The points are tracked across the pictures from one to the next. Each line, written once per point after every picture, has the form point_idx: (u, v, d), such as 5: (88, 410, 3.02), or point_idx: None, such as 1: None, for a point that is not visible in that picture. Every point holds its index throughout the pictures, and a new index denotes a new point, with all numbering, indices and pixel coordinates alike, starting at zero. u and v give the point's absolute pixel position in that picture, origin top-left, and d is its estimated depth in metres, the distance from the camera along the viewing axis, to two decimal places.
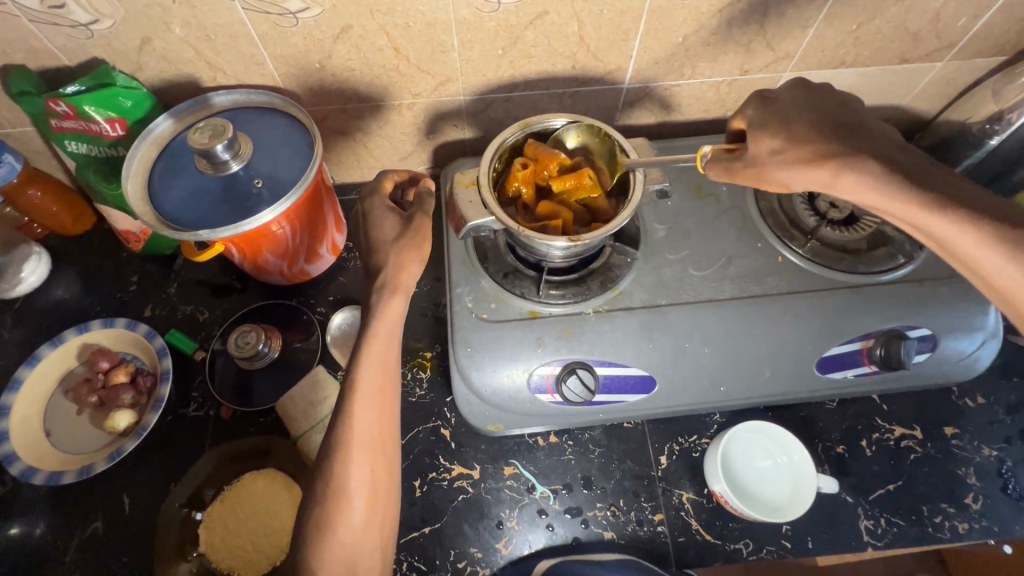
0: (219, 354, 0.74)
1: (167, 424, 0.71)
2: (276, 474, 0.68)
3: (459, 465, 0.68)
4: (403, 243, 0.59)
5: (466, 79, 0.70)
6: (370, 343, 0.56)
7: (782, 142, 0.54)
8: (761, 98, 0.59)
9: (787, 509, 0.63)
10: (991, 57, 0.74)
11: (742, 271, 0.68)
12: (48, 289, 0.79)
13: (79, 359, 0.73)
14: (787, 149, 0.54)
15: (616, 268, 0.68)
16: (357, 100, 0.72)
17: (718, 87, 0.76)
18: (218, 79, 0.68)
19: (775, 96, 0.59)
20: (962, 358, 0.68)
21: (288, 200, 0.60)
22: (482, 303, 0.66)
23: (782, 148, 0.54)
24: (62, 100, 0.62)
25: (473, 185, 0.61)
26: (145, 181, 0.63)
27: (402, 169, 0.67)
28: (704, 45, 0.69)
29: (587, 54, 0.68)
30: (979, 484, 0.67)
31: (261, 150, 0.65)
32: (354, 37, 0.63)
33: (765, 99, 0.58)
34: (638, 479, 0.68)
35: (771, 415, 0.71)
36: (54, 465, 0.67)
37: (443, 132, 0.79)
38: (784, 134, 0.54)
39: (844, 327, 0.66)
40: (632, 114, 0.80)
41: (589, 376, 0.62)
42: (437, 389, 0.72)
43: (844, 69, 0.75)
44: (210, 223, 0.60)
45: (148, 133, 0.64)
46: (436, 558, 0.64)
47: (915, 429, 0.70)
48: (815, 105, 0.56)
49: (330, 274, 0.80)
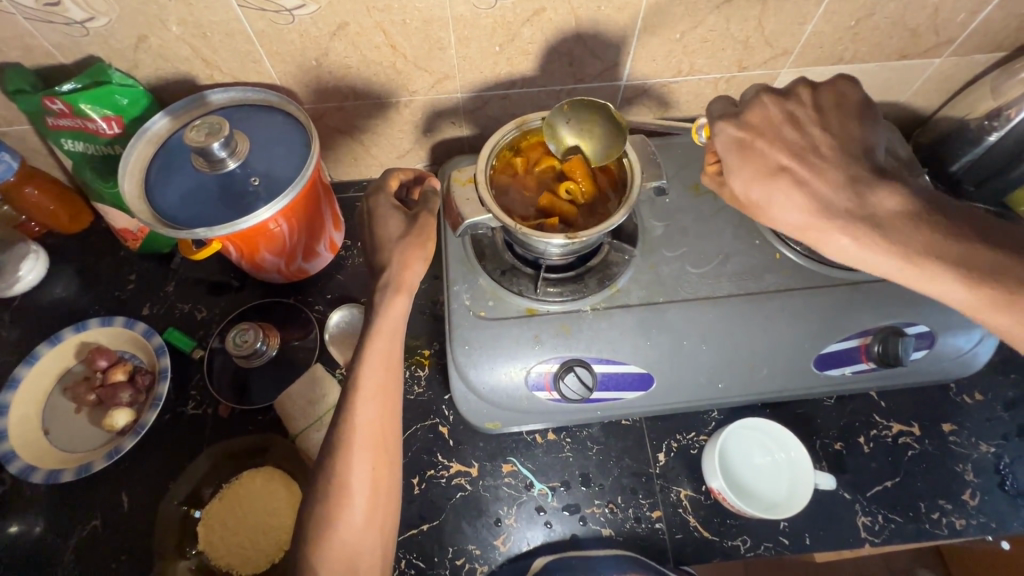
0: (217, 352, 0.74)
1: (166, 422, 0.71)
2: (274, 472, 0.68)
3: (457, 463, 0.68)
4: (409, 241, 0.59)
5: (463, 76, 0.70)
6: (373, 341, 0.56)
7: (774, 198, 0.50)
8: (735, 130, 0.52)
9: (784, 506, 0.63)
10: (990, 53, 0.74)
11: (740, 268, 0.68)
12: (45, 288, 0.79)
13: (77, 358, 0.73)
14: (780, 204, 0.50)
15: (614, 265, 0.67)
16: (355, 97, 0.72)
17: (717, 83, 0.76)
18: (215, 77, 0.67)
19: (755, 123, 0.52)
20: (960, 354, 0.68)
21: (286, 197, 0.60)
22: (480, 300, 0.66)
23: (776, 203, 0.50)
24: (57, 98, 0.62)
25: (470, 183, 0.61)
26: (141, 179, 0.63)
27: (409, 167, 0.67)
28: (702, 42, 0.69)
29: (585, 51, 0.68)
30: (976, 480, 0.67)
31: (258, 148, 0.65)
32: (351, 34, 0.63)
33: (740, 134, 0.52)
34: (636, 476, 0.68)
35: (769, 411, 0.71)
36: (52, 464, 0.67)
37: (441, 130, 0.79)
38: (777, 188, 0.50)
39: (841, 324, 0.65)
40: (630, 111, 0.79)
41: (587, 373, 0.62)
42: (435, 387, 0.72)
43: (843, 65, 0.75)
44: (208, 221, 0.60)
45: (144, 131, 0.64)
46: (435, 555, 0.64)
47: (913, 425, 0.70)
48: (805, 138, 0.50)
49: (327, 271, 0.80)
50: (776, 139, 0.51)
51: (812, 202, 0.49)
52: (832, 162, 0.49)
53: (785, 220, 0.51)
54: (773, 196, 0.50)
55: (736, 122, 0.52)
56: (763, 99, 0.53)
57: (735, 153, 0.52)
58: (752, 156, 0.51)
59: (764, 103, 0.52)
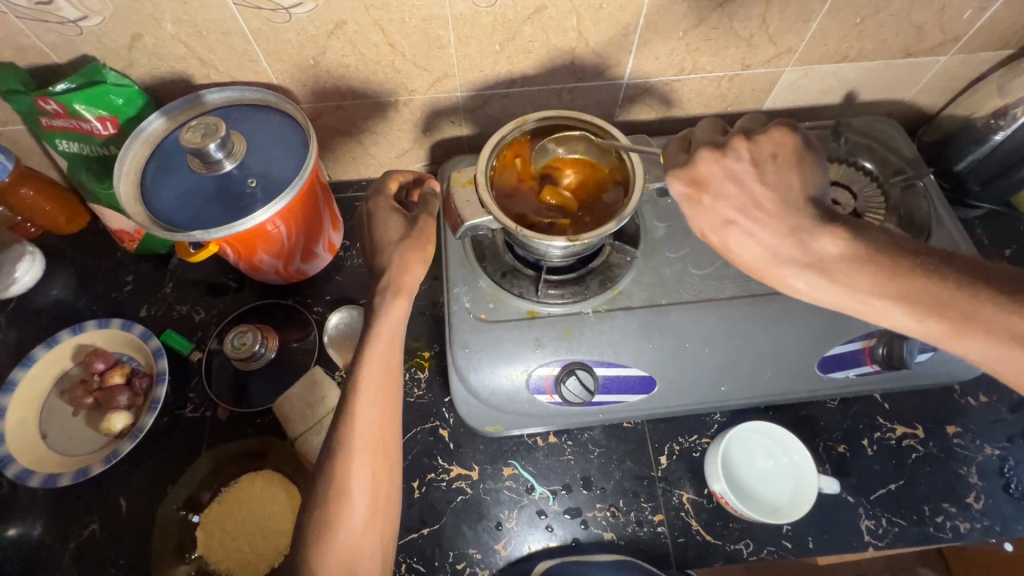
0: (215, 354, 0.73)
1: (164, 425, 0.70)
2: (273, 476, 0.67)
3: (458, 466, 0.68)
4: (407, 244, 0.58)
5: (463, 75, 0.69)
6: (372, 345, 0.56)
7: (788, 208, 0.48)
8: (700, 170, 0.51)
9: (787, 510, 0.62)
10: (997, 50, 0.73)
11: (743, 270, 0.67)
12: (42, 289, 0.79)
13: (74, 360, 0.73)
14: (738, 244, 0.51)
15: (615, 267, 0.67)
16: (353, 96, 0.71)
17: (720, 81, 0.75)
18: (211, 76, 0.66)
19: (708, 177, 0.51)
20: (964, 358, 0.67)
21: (283, 199, 0.59)
22: (480, 303, 0.66)
23: (731, 245, 0.52)
24: (51, 98, 0.61)
25: (470, 184, 0.60)
26: (138, 181, 0.63)
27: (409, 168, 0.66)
28: (705, 40, 0.68)
29: (586, 48, 0.67)
30: (981, 484, 0.67)
31: (255, 149, 0.64)
32: (349, 33, 0.62)
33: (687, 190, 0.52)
34: (638, 479, 0.67)
35: (772, 414, 0.70)
36: (50, 467, 0.66)
37: (440, 129, 0.78)
38: (730, 236, 0.52)
39: (845, 327, 0.65)
40: (631, 110, 0.79)
41: (588, 377, 0.62)
42: (435, 389, 0.72)
43: (847, 64, 0.74)
44: (204, 223, 0.60)
45: (140, 132, 0.63)
46: (435, 559, 0.63)
47: (916, 428, 0.70)
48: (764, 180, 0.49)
49: (326, 273, 0.79)
50: (724, 192, 0.51)
51: (765, 247, 0.50)
52: (787, 209, 0.49)
53: (746, 256, 0.51)
54: (742, 237, 0.51)
55: (683, 177, 0.52)
56: (730, 138, 0.51)
57: (689, 205, 0.53)
58: (701, 211, 0.52)
59: (706, 160, 0.51)
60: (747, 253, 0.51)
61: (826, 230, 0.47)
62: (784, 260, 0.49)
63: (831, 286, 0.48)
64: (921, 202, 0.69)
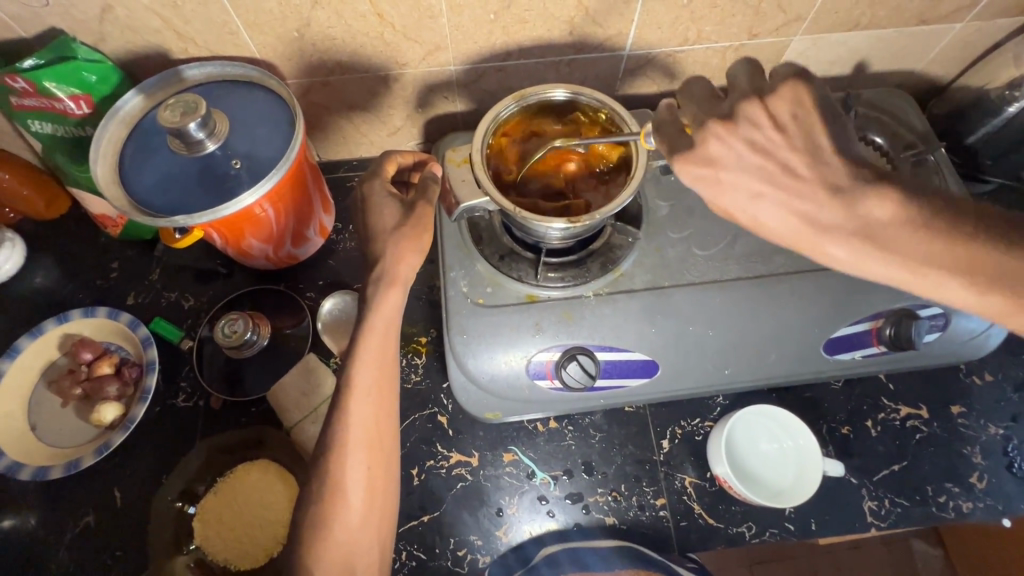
0: (206, 342, 0.71)
1: (156, 415, 0.68)
2: (269, 465, 0.66)
3: (457, 453, 0.67)
4: (401, 232, 0.56)
5: (456, 47, 0.66)
6: (366, 337, 0.54)
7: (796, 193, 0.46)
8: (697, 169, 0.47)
9: (790, 494, 0.62)
10: (1013, 17, 0.69)
11: (749, 250, 0.65)
12: (24, 276, 0.76)
13: (61, 350, 0.70)
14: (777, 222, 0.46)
15: (617, 249, 0.65)
16: (341, 71, 0.67)
17: (725, 52, 0.72)
18: (189, 50, 0.63)
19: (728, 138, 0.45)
20: (973, 337, 0.66)
21: (269, 181, 0.57)
22: (477, 287, 0.63)
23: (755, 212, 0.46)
24: (19, 76, 0.57)
25: (465, 163, 0.57)
26: (115, 162, 0.60)
27: (409, 151, 0.62)
28: (710, 8, 0.64)
29: (587, 19, 0.64)
30: (984, 463, 0.67)
31: (239, 128, 0.61)
32: (334, 3, 0.58)
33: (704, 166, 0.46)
34: (640, 463, 0.67)
35: (775, 396, 0.69)
36: (41, 460, 0.65)
37: (434, 105, 0.75)
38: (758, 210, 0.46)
39: (852, 308, 0.63)
40: (633, 82, 0.75)
41: (590, 362, 0.60)
42: (433, 375, 0.70)
43: (858, 32, 0.70)
44: (187, 208, 0.57)
45: (116, 110, 0.60)
46: (435, 547, 0.63)
47: (921, 408, 0.69)
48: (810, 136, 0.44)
49: (317, 257, 0.77)
50: (756, 157, 0.46)
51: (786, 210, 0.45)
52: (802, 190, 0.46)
53: (779, 237, 0.46)
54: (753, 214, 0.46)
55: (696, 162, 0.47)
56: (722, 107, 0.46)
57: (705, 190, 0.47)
58: None
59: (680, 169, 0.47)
60: (784, 230, 0.46)
61: (869, 191, 0.43)
62: (825, 227, 0.44)
63: (879, 256, 0.43)
64: (932, 177, 0.66)
